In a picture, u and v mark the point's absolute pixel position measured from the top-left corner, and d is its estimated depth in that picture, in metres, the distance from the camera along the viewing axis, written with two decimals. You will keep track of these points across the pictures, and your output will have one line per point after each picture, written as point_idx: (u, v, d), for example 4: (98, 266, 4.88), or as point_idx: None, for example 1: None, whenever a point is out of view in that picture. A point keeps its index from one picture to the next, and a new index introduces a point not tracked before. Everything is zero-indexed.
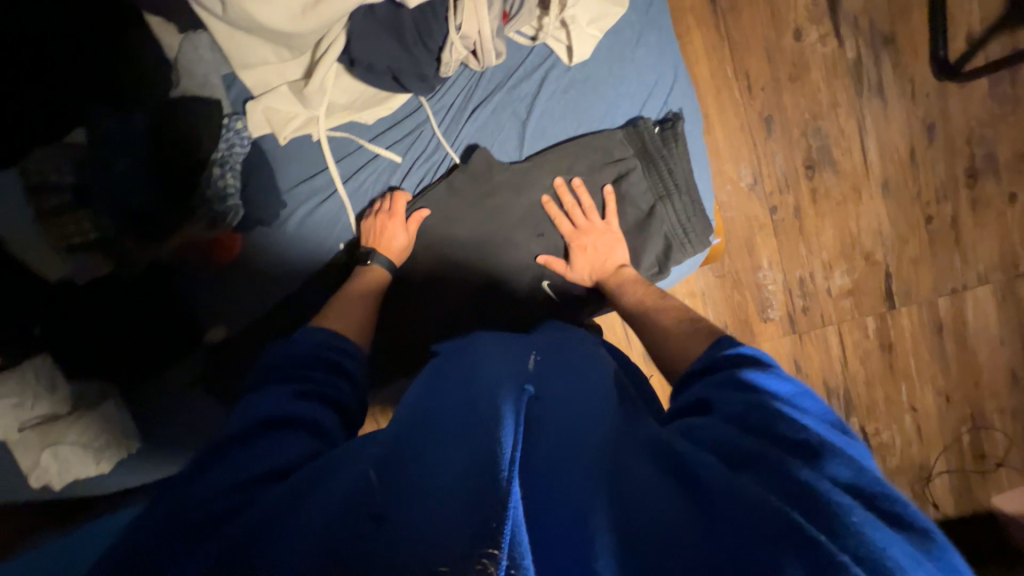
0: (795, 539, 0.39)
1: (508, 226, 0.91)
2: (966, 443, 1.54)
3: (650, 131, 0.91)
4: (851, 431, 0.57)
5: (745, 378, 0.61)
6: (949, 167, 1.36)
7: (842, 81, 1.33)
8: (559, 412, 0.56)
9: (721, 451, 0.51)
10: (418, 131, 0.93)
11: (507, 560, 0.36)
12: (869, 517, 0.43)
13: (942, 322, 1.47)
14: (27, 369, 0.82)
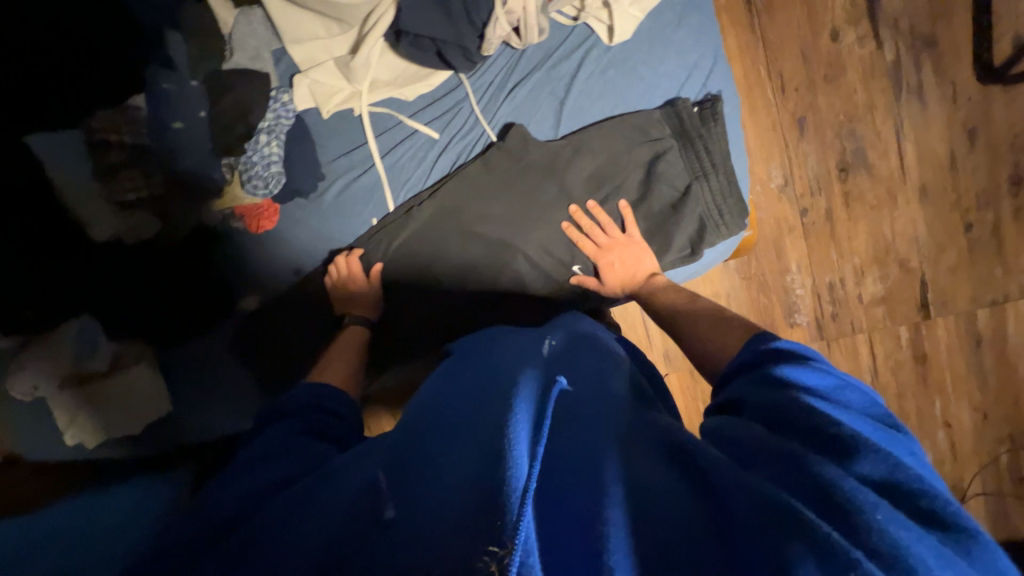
0: (803, 537, 0.39)
1: (541, 205, 0.86)
2: (1005, 463, 1.47)
3: (688, 113, 0.87)
4: (898, 424, 0.53)
5: (779, 374, 0.59)
6: (991, 173, 1.32)
7: (879, 82, 1.31)
8: (574, 411, 0.56)
9: (745, 449, 0.51)
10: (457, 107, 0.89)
11: (518, 562, 0.37)
12: (895, 515, 0.42)
13: (981, 335, 1.41)
14: (74, 323, 0.87)
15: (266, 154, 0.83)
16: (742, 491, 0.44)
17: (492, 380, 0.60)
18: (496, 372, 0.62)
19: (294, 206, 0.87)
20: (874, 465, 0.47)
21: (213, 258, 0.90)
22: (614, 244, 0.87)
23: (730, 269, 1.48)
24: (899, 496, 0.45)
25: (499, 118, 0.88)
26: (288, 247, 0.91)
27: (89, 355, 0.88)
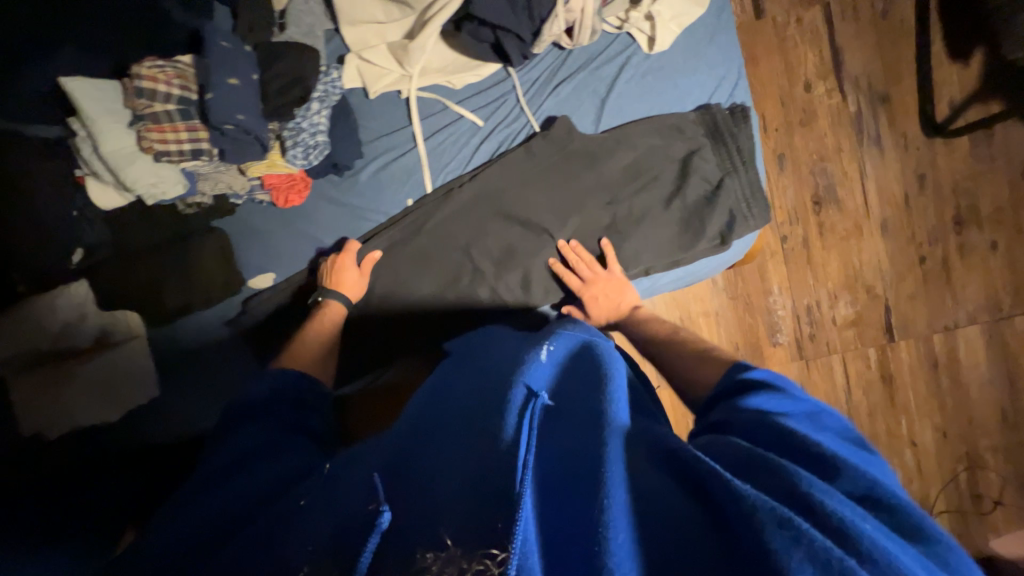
0: (799, 549, 0.36)
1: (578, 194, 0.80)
2: (964, 481, 1.57)
3: (725, 113, 0.76)
4: (866, 450, 0.53)
5: (754, 403, 0.58)
6: (938, 214, 1.51)
7: (845, 129, 1.50)
8: (573, 408, 0.53)
9: (737, 459, 0.48)
10: (505, 97, 0.82)
11: (517, 562, 0.36)
12: (878, 530, 0.40)
13: (937, 358, 1.56)
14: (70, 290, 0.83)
15: (314, 125, 0.74)
16: (738, 498, 0.40)
17: (487, 384, 0.59)
18: (491, 375, 0.62)
19: (326, 183, 0.85)
20: (849, 485, 0.46)
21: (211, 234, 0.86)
22: (595, 279, 0.78)
23: (718, 288, 1.57)
24: (883, 511, 0.43)
25: (545, 111, 0.81)
26: (312, 225, 0.87)
27: (75, 325, 0.83)
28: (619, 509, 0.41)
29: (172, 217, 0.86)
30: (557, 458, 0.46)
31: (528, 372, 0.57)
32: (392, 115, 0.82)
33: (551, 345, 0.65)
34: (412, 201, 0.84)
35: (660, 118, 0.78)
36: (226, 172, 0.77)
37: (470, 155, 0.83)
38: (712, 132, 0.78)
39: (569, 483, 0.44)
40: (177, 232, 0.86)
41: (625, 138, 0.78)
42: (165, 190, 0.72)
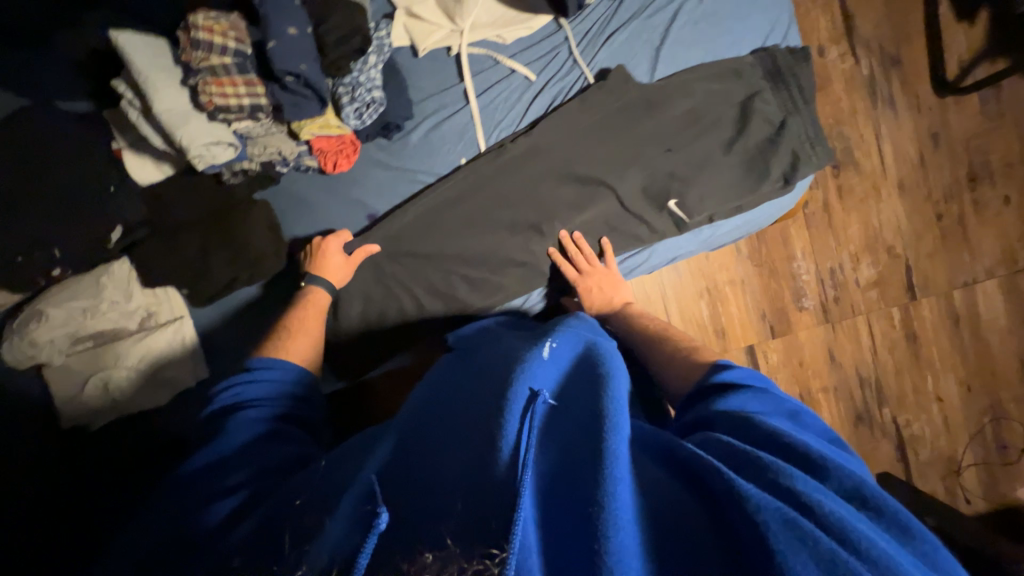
0: (805, 550, 0.38)
1: (635, 143, 0.79)
2: (990, 434, 1.60)
3: (785, 54, 0.77)
4: (844, 450, 0.54)
5: (742, 403, 0.57)
6: (952, 172, 1.55)
7: (859, 92, 1.52)
8: (574, 403, 0.52)
9: (730, 454, 0.48)
10: (558, 49, 0.80)
11: (516, 562, 0.37)
12: (869, 528, 0.42)
13: (958, 314, 1.59)
14: (117, 270, 0.80)
15: (372, 79, 0.72)
16: (743, 499, 0.41)
17: (488, 379, 0.58)
18: (491, 370, 0.61)
19: (373, 147, 0.83)
20: (842, 485, 0.46)
21: (246, 204, 0.81)
22: (590, 274, 0.81)
23: (743, 256, 1.58)
24: (873, 510, 0.44)
25: (598, 63, 0.80)
26: (361, 191, 0.84)
27: (119, 306, 0.80)
28: (625, 513, 0.41)
29: (210, 187, 0.81)
30: (563, 458, 0.46)
31: (530, 369, 0.56)
32: (443, 73, 0.81)
33: (553, 342, 0.63)
34: (465, 159, 0.82)
35: (714, 64, 0.78)
36: (276, 134, 0.74)
37: (524, 110, 0.81)
38: (771, 73, 0.78)
39: (571, 481, 0.44)
40: (214, 202, 0.81)
41: (680, 86, 0.78)
42: (218, 155, 0.69)
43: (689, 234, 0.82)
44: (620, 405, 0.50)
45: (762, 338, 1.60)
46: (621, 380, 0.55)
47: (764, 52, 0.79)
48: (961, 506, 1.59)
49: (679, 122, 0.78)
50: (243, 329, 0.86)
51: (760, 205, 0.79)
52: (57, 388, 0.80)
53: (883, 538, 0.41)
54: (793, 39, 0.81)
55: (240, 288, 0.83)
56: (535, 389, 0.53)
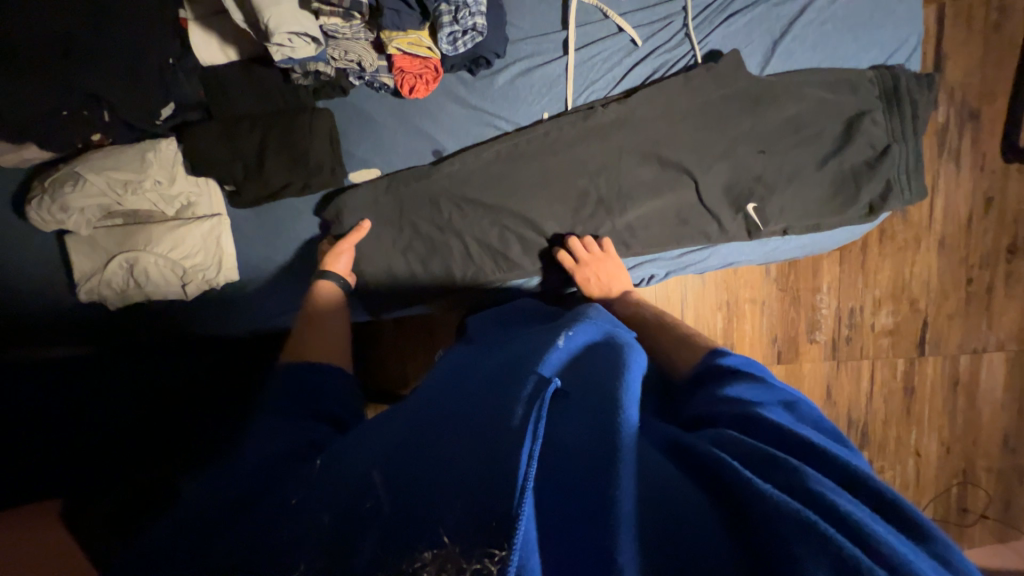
0: (819, 556, 0.34)
1: (728, 136, 0.75)
2: (954, 495, 1.66)
3: (910, 78, 0.73)
4: (849, 440, 0.49)
5: (736, 388, 0.52)
6: (995, 240, 1.54)
7: (929, 140, 1.48)
8: (588, 392, 0.48)
9: (734, 450, 0.44)
10: (674, 16, 0.75)
11: (517, 560, 0.36)
12: (889, 529, 0.37)
13: (959, 378, 1.62)
14: (164, 148, 0.75)
15: (477, 3, 0.66)
16: (758, 500, 0.38)
17: (500, 362, 0.55)
18: (503, 354, 0.58)
19: (455, 81, 0.78)
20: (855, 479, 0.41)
21: (299, 106, 0.76)
22: (587, 262, 0.78)
23: (770, 279, 1.57)
24: (886, 508, 0.39)
25: (711, 43, 0.75)
26: (432, 123, 0.80)
27: (159, 188, 0.75)
28: (627, 509, 0.38)
29: (267, 82, 0.76)
30: (572, 446, 0.43)
31: (541, 355, 0.53)
32: (547, 15, 0.75)
33: (570, 330, 0.59)
34: (548, 115, 0.78)
35: (829, 73, 0.74)
36: (362, 41, 0.69)
37: (621, 77, 0.77)
38: (887, 94, 0.75)
39: (578, 469, 0.41)
40: (272, 99, 0.76)
41: (788, 88, 0.74)
42: (296, 50, 0.64)
43: (754, 243, 0.81)
44: (631, 399, 0.47)
45: (767, 361, 1.61)
46: (638, 371, 0.52)
47: (886, 70, 0.75)
48: None
49: (779, 122, 0.74)
50: (273, 246, 0.83)
51: (837, 228, 0.77)
52: (80, 260, 0.76)
53: (907, 542, 0.36)
54: (914, 64, 0.77)
55: (289, 194, 0.79)
56: (545, 374, 0.49)
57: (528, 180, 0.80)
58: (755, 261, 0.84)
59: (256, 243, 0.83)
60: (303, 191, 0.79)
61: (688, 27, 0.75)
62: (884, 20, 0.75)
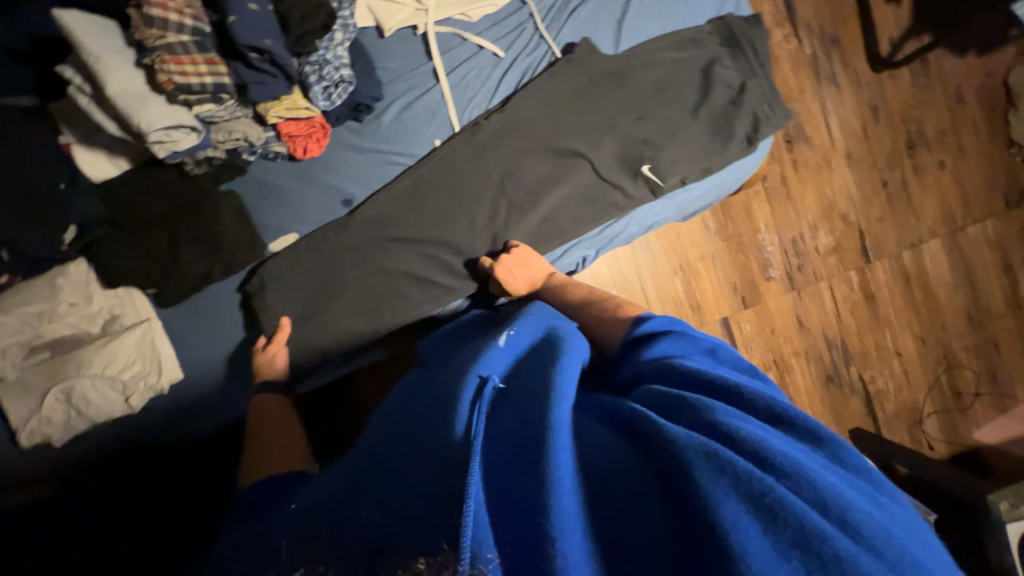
0: (723, 479, 0.37)
1: (605, 114, 0.81)
2: (945, 382, 1.72)
3: (739, 21, 0.82)
4: (762, 374, 0.54)
5: (661, 349, 0.56)
6: (893, 141, 1.66)
7: (805, 71, 1.61)
8: (527, 381, 0.51)
9: (657, 405, 0.47)
10: (523, 24, 0.81)
11: (471, 538, 0.38)
12: (785, 441, 0.42)
13: (908, 273, 1.70)
14: (73, 270, 0.75)
15: (338, 58, 0.71)
16: (668, 442, 0.41)
17: (446, 377, 0.57)
18: (451, 366, 0.60)
19: (345, 131, 0.81)
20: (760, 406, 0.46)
21: (200, 196, 0.78)
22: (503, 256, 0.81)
23: (711, 232, 1.64)
24: (787, 425, 0.44)
25: (564, 38, 0.81)
26: (335, 175, 0.82)
27: (77, 308, 0.76)
28: (567, 482, 0.40)
29: (163, 181, 0.77)
30: (508, 435, 0.44)
31: (483, 358, 0.56)
32: (409, 53, 0.80)
33: (511, 329, 0.63)
34: (439, 140, 0.83)
35: (674, 36, 0.81)
36: (242, 118, 0.71)
37: (495, 88, 0.82)
38: (728, 41, 0.82)
39: (515, 450, 0.43)
40: (172, 196, 0.77)
41: (643, 58, 0.81)
42: (175, 142, 0.66)
43: (663, 201, 0.85)
44: (569, 377, 0.49)
45: (735, 309, 1.66)
46: (576, 354, 0.56)
47: (719, 20, 0.83)
48: (926, 453, 1.70)
49: (645, 89, 0.81)
50: (212, 337, 0.83)
51: (729, 166, 0.82)
52: (13, 406, 0.74)
53: (800, 449, 0.41)
54: (743, 8, 0.86)
55: (212, 280, 0.80)
56: (486, 375, 0.53)
57: (442, 205, 0.83)
58: (672, 220, 0.90)
59: (195, 340, 0.82)
60: (223, 273, 0.79)
61: (539, 30, 0.82)
62: None
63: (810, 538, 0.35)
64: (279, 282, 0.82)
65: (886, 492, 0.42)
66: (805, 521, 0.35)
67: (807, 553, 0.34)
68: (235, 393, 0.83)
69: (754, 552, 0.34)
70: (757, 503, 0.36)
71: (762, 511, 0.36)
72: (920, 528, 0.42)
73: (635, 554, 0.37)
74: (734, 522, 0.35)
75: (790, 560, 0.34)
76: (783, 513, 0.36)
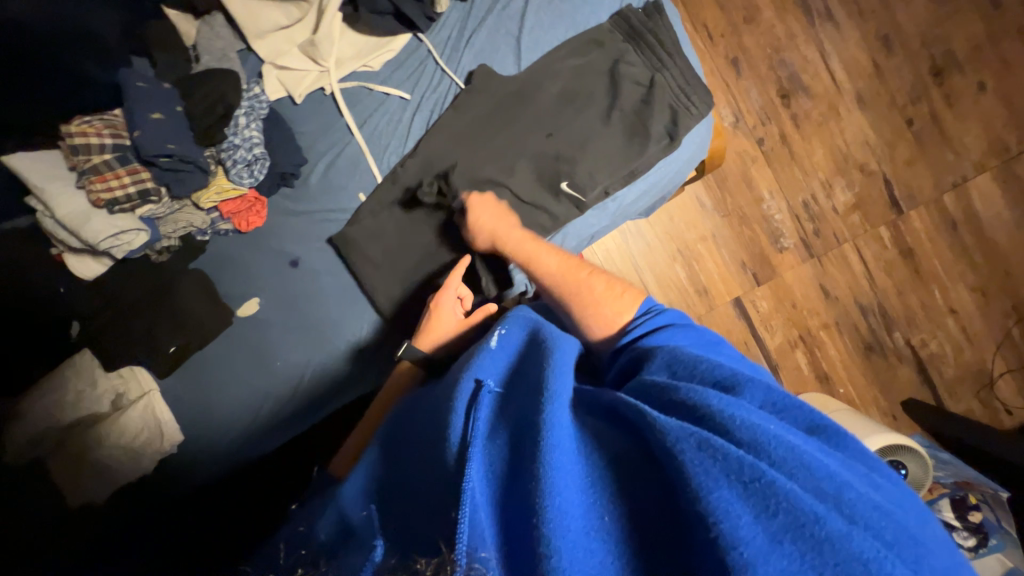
0: (716, 467, 0.40)
1: (520, 136, 0.80)
2: (1018, 336, 1.48)
3: (638, 12, 0.79)
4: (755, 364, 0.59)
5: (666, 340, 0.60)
6: (913, 71, 1.44)
7: (793, 14, 1.46)
8: (522, 384, 0.55)
9: (658, 398, 0.50)
10: (423, 64, 0.83)
11: (466, 541, 0.39)
12: (778, 427, 0.45)
13: (954, 219, 1.48)
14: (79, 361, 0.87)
15: (248, 139, 0.78)
16: (661, 435, 0.44)
17: (431, 400, 0.60)
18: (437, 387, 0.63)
19: (280, 198, 0.87)
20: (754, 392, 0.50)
21: (172, 279, 0.88)
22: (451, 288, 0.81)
23: (708, 210, 1.53)
24: (783, 411, 0.49)
25: (465, 67, 0.81)
26: (280, 240, 0.88)
27: (87, 397, 0.86)
28: (568, 483, 0.43)
29: (143, 270, 0.89)
30: (512, 439, 0.48)
31: (474, 361, 0.59)
32: (324, 116, 0.84)
33: (503, 329, 0.65)
34: (364, 193, 0.85)
35: (575, 45, 0.80)
36: (181, 209, 0.80)
37: (407, 131, 0.83)
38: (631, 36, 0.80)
39: (518, 456, 0.46)
40: (151, 281, 0.89)
41: (547, 74, 0.79)
42: (124, 245, 0.75)
43: (594, 211, 0.81)
44: (561, 374, 0.54)
45: (747, 288, 1.53)
46: (566, 349, 0.60)
47: (620, 16, 0.81)
48: (1003, 419, 1.48)
49: (557, 101, 0.79)
50: (205, 400, 0.92)
51: (654, 167, 0.79)
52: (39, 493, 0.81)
53: (793, 433, 0.45)
54: None
55: (196, 348, 0.90)
56: (482, 379, 0.56)
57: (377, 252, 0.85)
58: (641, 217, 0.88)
59: (190, 405, 0.92)
60: (204, 339, 0.89)
61: (440, 66, 0.83)
62: None
63: (802, 521, 0.38)
64: (260, 339, 0.91)
65: (878, 472, 0.47)
66: (796, 505, 0.38)
67: (798, 537, 0.37)
68: (244, 436, 0.91)
69: (746, 538, 0.37)
70: (749, 488, 0.39)
71: (755, 496, 0.39)
72: (911, 500, 0.46)
73: (636, 542, 0.41)
74: (726, 510, 0.38)
75: (782, 543, 0.37)
76: (773, 495, 0.39)
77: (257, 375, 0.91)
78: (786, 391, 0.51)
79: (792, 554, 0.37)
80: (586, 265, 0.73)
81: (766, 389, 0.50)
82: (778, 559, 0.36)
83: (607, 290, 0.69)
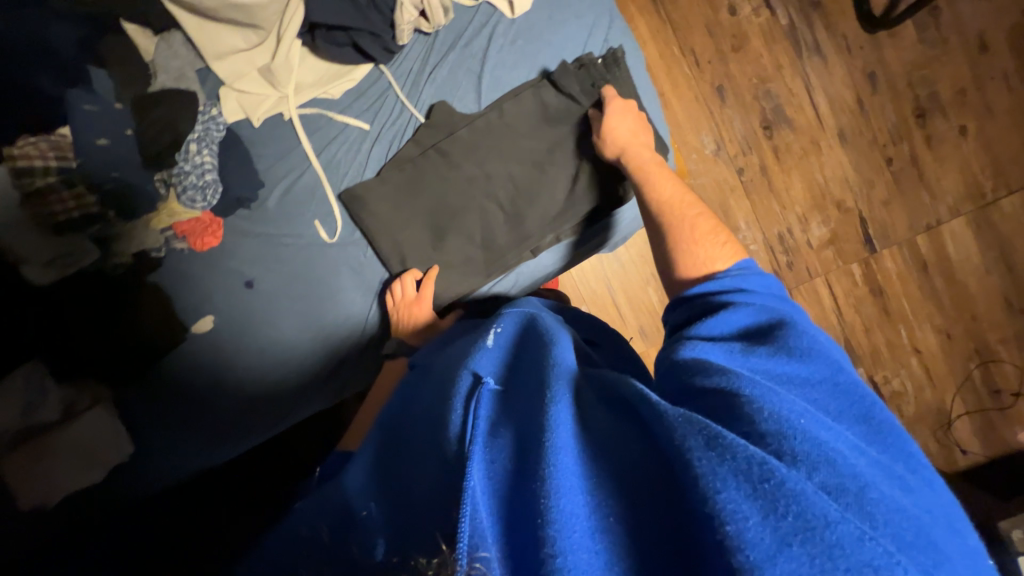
0: (723, 466, 0.39)
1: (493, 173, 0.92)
2: (979, 380, 1.46)
3: (594, 61, 0.93)
4: (823, 347, 0.57)
5: (740, 319, 0.61)
6: (896, 111, 1.44)
7: (781, 45, 1.46)
8: (528, 381, 0.53)
9: (685, 391, 0.52)
10: (386, 99, 0.93)
11: (467, 538, 0.38)
12: (813, 421, 0.46)
13: (925, 260, 1.47)
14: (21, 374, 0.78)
15: (199, 166, 0.83)
16: (671, 434, 0.43)
17: (430, 395, 0.59)
18: (434, 376, 0.63)
19: (236, 219, 0.89)
20: (819, 368, 0.55)
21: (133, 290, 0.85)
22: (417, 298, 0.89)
23: None
24: (847, 398, 0.53)
25: (424, 101, 0.93)
26: (236, 259, 0.89)
27: (34, 409, 0.79)
28: (574, 484, 0.41)
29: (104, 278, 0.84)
30: (520, 434, 0.46)
31: (474, 357, 0.58)
32: (285, 141, 0.91)
33: (498, 327, 0.66)
34: (317, 220, 0.91)
35: (527, 113, 0.93)
36: (136, 227, 0.83)
37: (366, 157, 0.92)
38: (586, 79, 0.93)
39: (523, 457, 0.44)
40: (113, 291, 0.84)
41: (500, 137, 0.92)
42: (76, 256, 0.80)
43: (549, 253, 0.97)
44: (563, 372, 0.53)
45: None
46: (563, 345, 0.60)
47: (579, 63, 0.94)
48: (954, 459, 1.47)
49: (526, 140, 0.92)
50: (161, 408, 0.89)
51: (598, 221, 0.97)
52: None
53: (826, 431, 0.45)
54: (611, 41, 0.97)
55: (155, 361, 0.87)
56: (479, 373, 0.55)
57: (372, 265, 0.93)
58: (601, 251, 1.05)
59: (142, 412, 0.89)
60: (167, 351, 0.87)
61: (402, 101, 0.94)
62: (562, 22, 0.96)
63: (812, 524, 0.36)
64: (225, 351, 0.90)
65: (909, 470, 0.48)
66: (807, 507, 0.37)
67: (808, 540, 0.36)
68: (208, 438, 0.91)
69: (753, 540, 0.35)
70: (758, 489, 0.38)
71: (764, 498, 0.37)
72: (941, 506, 0.46)
73: (644, 545, 0.39)
74: (733, 510, 0.37)
75: (790, 546, 0.35)
76: (779, 494, 0.38)
77: (211, 386, 0.90)
78: (849, 380, 0.54)
79: (802, 558, 0.35)
80: (697, 206, 0.82)
81: (834, 370, 0.54)
82: (786, 564, 0.34)
83: (706, 233, 0.77)
